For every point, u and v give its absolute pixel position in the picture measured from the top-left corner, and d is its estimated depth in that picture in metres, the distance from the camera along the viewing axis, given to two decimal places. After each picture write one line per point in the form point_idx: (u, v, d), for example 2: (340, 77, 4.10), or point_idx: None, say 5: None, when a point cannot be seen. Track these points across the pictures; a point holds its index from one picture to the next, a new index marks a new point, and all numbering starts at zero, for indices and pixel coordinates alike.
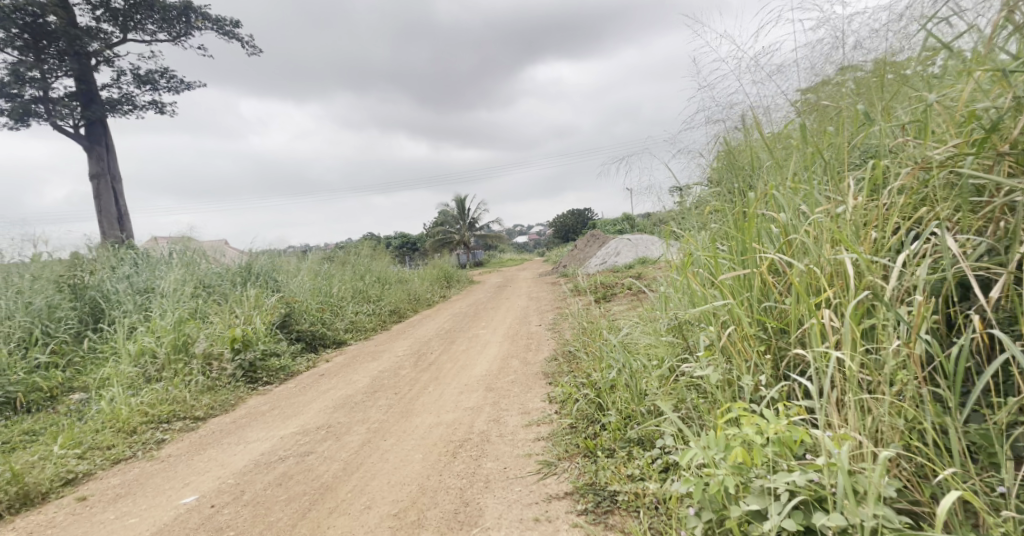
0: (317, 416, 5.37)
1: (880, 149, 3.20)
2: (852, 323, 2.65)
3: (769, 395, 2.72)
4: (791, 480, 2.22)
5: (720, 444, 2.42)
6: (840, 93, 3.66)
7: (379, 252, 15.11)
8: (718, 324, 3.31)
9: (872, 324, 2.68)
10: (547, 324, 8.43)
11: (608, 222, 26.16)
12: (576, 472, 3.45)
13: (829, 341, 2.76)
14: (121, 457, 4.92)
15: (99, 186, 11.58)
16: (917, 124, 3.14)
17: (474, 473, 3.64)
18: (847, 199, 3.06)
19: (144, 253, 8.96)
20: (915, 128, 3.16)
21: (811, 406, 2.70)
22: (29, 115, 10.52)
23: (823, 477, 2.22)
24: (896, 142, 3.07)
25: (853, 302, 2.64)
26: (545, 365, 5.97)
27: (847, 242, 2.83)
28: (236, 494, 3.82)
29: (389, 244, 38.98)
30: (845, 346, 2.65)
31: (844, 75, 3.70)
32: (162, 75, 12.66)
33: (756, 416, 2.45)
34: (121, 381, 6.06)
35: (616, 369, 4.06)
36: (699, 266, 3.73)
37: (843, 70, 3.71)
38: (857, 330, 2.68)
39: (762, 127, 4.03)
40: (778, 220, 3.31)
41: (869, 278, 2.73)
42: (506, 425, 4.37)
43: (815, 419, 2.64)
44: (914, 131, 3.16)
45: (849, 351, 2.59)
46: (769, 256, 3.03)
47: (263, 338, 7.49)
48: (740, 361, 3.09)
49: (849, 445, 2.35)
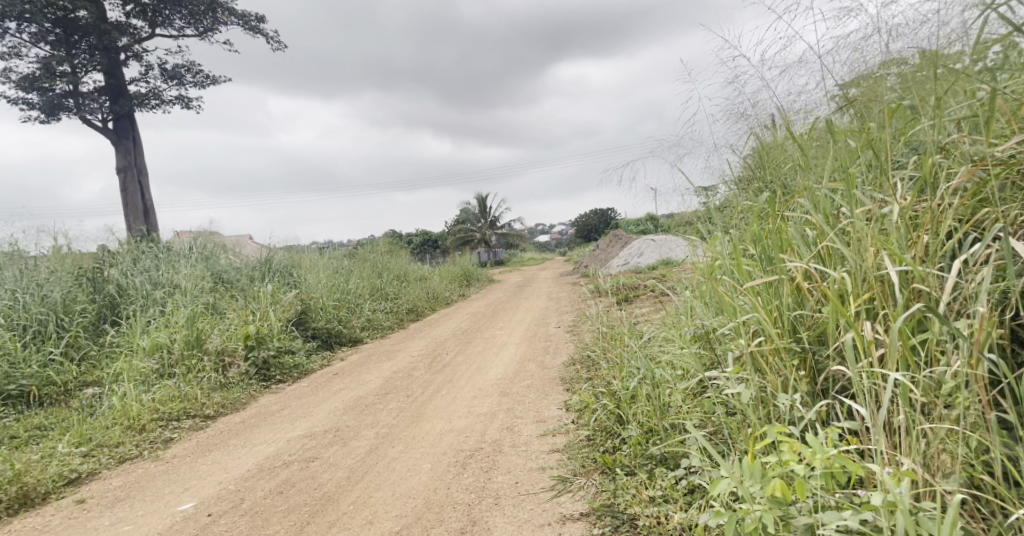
0: (326, 418, 5.20)
1: (930, 147, 2.94)
2: (902, 338, 2.37)
3: (810, 416, 2.45)
4: (843, 522, 1.96)
5: (756, 475, 2.16)
6: (882, 87, 3.41)
7: (397, 249, 14.98)
8: (746, 336, 3.04)
9: (923, 339, 2.39)
10: (566, 326, 8.21)
11: (629, 224, 25.76)
12: (594, 491, 3.23)
13: (874, 357, 2.48)
14: (126, 456, 4.79)
15: (126, 179, 11.57)
16: (973, 120, 2.89)
17: (484, 488, 3.44)
18: (892, 199, 2.77)
19: (165, 246, 8.88)
20: (970, 125, 2.90)
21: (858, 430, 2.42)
22: (58, 109, 10.55)
23: (879, 519, 1.95)
24: (950, 138, 2.80)
25: (903, 314, 2.35)
26: (562, 369, 5.75)
27: (895, 250, 2.55)
28: (235, 502, 3.64)
29: (410, 241, 38.94)
30: (893, 363, 2.37)
31: (885, 69, 3.44)
32: (188, 69, 12.62)
33: (798, 443, 2.18)
34: (133, 377, 5.95)
35: (638, 379, 3.83)
36: (730, 272, 3.46)
37: (889, 63, 3.44)
38: (907, 347, 2.39)
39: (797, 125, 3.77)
40: (814, 223, 3.04)
41: (921, 286, 2.44)
42: (520, 434, 4.16)
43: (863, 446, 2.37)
44: (969, 128, 2.90)
45: (901, 372, 2.30)
46: (804, 261, 2.75)
47: (278, 335, 7.36)
48: (772, 376, 2.81)
49: (908, 480, 2.08)
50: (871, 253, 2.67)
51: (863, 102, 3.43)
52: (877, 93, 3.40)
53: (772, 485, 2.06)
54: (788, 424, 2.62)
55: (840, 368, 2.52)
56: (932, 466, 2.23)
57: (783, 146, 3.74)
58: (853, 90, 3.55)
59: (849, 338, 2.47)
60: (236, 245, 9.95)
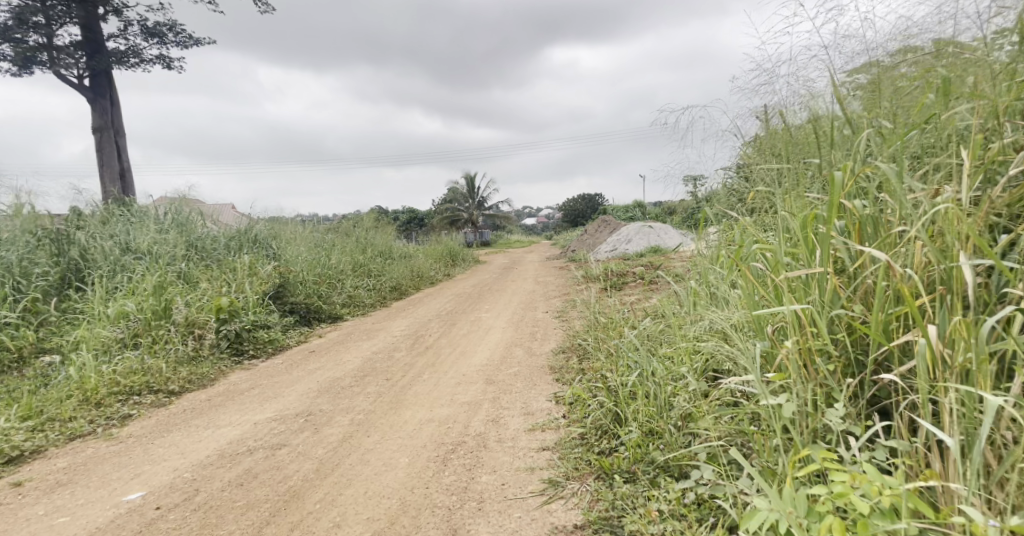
0: (298, 400, 4.83)
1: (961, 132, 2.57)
2: (984, 348, 2.05)
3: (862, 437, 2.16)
4: None
5: (804, 508, 1.98)
6: (890, 78, 2.93)
7: (383, 224, 14.50)
8: (772, 334, 2.67)
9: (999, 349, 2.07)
10: (554, 311, 7.87)
11: (619, 211, 25.33)
12: (588, 499, 2.91)
13: (943, 369, 2.14)
14: (77, 433, 4.41)
15: (102, 139, 11.00)
16: (1017, 105, 2.51)
17: (466, 489, 3.11)
18: (952, 186, 2.38)
19: (137, 209, 8.37)
20: (1014, 110, 2.52)
21: (912, 453, 2.14)
22: (30, 62, 9.92)
23: None
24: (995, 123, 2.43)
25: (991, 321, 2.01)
26: (551, 358, 5.42)
27: (978, 239, 2.16)
28: (188, 494, 3.28)
29: (397, 219, 38.25)
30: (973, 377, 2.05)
31: (904, 55, 2.98)
32: (170, 28, 11.98)
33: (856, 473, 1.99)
34: (94, 346, 5.54)
35: (638, 374, 3.48)
36: (751, 259, 3.11)
37: (904, 51, 2.97)
38: (978, 357, 2.07)
39: (808, 110, 3.31)
40: (852, 212, 2.57)
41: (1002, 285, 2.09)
42: (506, 427, 3.82)
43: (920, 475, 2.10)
44: (1011, 114, 2.53)
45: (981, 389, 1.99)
46: (864, 250, 2.32)
47: (252, 308, 6.94)
48: (804, 383, 2.46)
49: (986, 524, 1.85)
50: (935, 245, 2.28)
51: (873, 91, 2.95)
52: (886, 83, 2.91)
53: (826, 524, 1.88)
54: (830, 443, 2.33)
55: (897, 378, 2.20)
56: (1011, 506, 1.92)
57: (785, 134, 3.32)
58: (861, 76, 3.03)
59: (918, 343, 2.14)
60: (215, 212, 9.46)
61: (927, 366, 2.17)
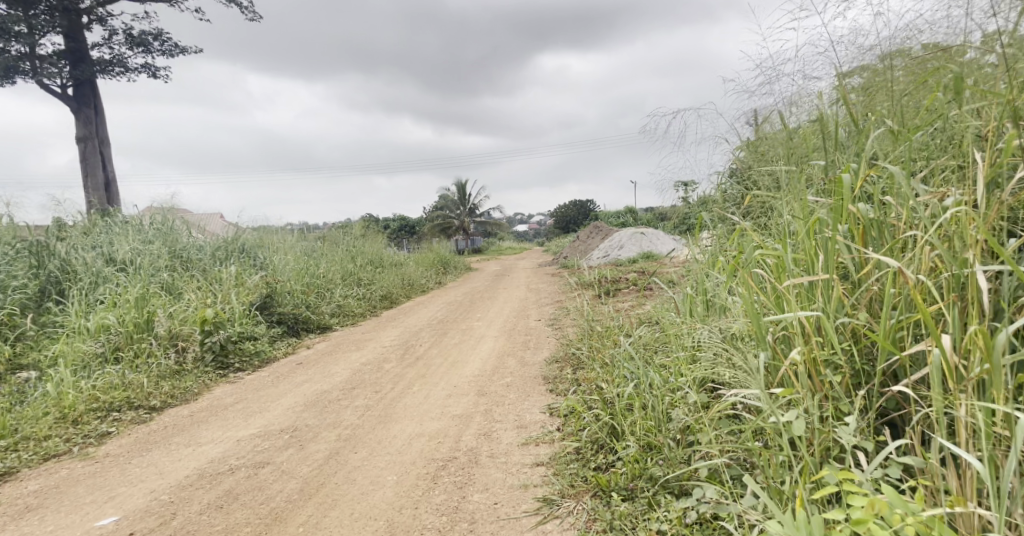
0: (283, 415, 4.67)
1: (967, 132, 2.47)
2: (1002, 361, 1.93)
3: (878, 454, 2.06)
4: None
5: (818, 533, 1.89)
6: (888, 79, 2.84)
7: (374, 233, 14.32)
8: (775, 343, 2.55)
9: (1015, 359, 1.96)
10: (547, 319, 7.75)
11: (610, 217, 25.23)
12: (585, 518, 2.78)
13: (959, 381, 2.03)
14: (53, 452, 4.23)
15: (86, 149, 10.79)
16: None
17: (457, 509, 2.96)
18: (962, 188, 2.28)
19: (119, 219, 8.17)
20: None
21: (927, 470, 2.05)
22: (12, 71, 9.71)
23: None
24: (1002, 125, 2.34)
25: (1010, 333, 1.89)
26: (544, 368, 5.28)
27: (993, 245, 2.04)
28: (164, 518, 3.12)
29: (388, 227, 38.02)
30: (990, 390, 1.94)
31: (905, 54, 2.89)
32: (156, 37, 11.82)
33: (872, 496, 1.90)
34: (72, 362, 5.35)
35: (635, 385, 3.35)
36: (751, 265, 2.99)
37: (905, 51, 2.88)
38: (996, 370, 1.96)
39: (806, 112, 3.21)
40: (858, 217, 2.45)
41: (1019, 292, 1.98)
42: (499, 442, 3.68)
43: (935, 494, 2.01)
44: None
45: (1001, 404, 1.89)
46: (872, 255, 2.20)
47: (238, 319, 6.77)
48: (811, 396, 2.34)
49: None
50: (945, 251, 2.17)
51: (871, 93, 2.85)
52: (884, 85, 2.81)
53: None
54: (840, 459, 2.23)
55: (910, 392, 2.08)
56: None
57: (783, 137, 3.21)
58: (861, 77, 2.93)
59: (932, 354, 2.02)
60: (201, 221, 9.27)
61: (940, 379, 2.06)
